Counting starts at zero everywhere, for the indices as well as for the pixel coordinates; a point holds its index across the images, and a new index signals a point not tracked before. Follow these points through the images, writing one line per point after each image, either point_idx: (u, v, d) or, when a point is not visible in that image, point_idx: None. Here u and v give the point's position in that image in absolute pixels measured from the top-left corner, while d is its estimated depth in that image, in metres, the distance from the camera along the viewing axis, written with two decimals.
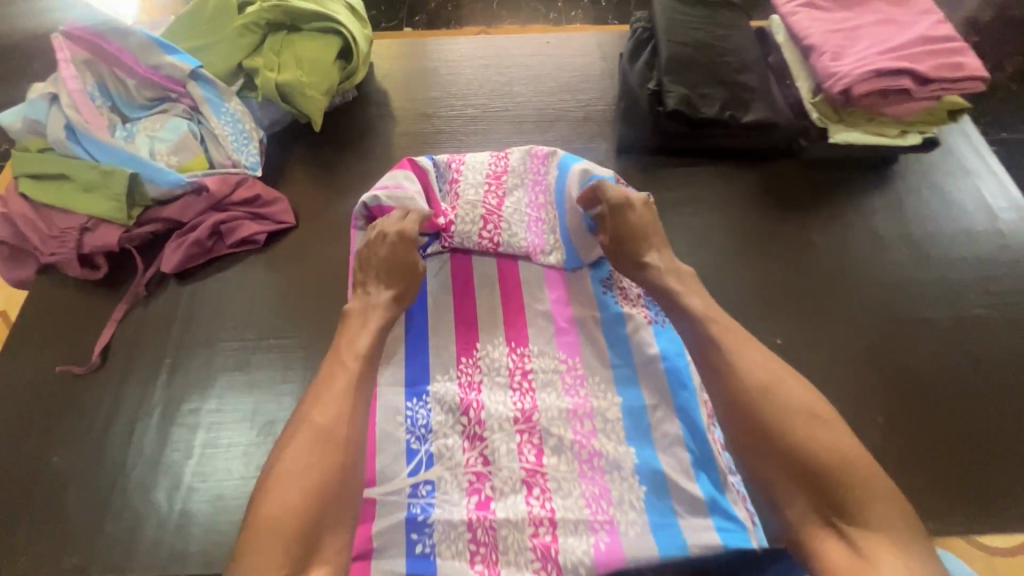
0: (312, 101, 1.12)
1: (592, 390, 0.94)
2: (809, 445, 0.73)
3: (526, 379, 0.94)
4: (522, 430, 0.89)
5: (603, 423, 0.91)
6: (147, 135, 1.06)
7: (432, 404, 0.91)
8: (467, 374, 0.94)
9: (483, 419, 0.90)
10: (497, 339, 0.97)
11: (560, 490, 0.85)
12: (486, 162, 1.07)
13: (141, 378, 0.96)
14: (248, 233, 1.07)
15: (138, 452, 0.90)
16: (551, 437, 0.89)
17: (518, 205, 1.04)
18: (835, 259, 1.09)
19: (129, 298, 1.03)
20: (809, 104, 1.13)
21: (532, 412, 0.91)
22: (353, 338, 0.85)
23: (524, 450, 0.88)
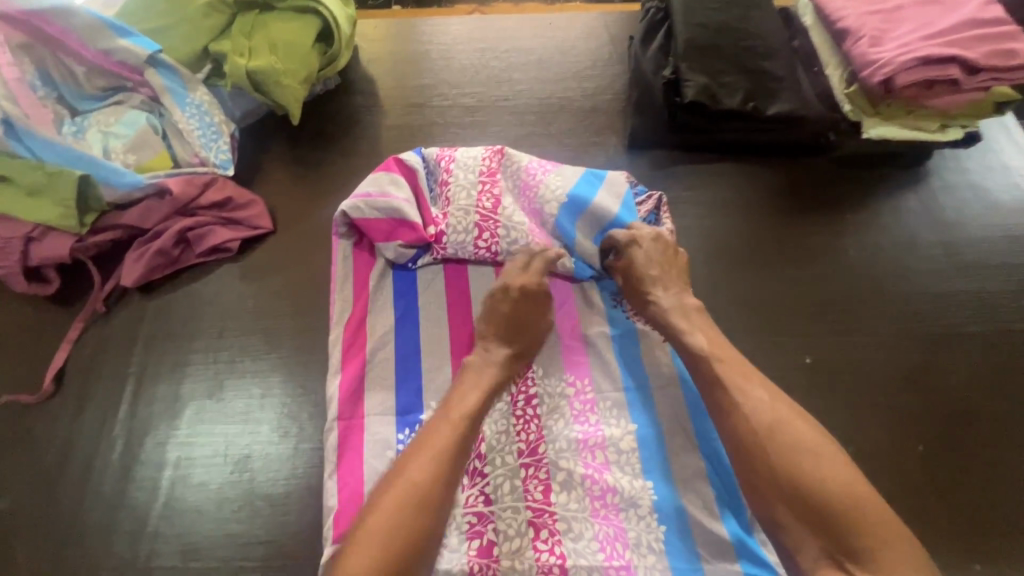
0: (288, 91, 1.00)
1: (603, 416, 0.84)
2: (813, 484, 0.65)
3: (530, 406, 0.84)
4: (527, 464, 0.80)
5: (617, 454, 0.81)
6: (100, 131, 0.94)
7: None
8: None
9: (483, 452, 0.81)
10: None
11: (571, 532, 0.76)
12: (479, 159, 0.96)
13: (100, 409, 0.86)
14: (219, 240, 0.96)
15: (97, 495, 0.80)
16: (559, 471, 0.80)
17: (517, 205, 0.93)
18: (867, 267, 1.00)
19: (85, 316, 0.91)
20: (843, 95, 1.04)
21: (539, 443, 0.82)
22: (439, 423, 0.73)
23: (529, 487, 0.79)
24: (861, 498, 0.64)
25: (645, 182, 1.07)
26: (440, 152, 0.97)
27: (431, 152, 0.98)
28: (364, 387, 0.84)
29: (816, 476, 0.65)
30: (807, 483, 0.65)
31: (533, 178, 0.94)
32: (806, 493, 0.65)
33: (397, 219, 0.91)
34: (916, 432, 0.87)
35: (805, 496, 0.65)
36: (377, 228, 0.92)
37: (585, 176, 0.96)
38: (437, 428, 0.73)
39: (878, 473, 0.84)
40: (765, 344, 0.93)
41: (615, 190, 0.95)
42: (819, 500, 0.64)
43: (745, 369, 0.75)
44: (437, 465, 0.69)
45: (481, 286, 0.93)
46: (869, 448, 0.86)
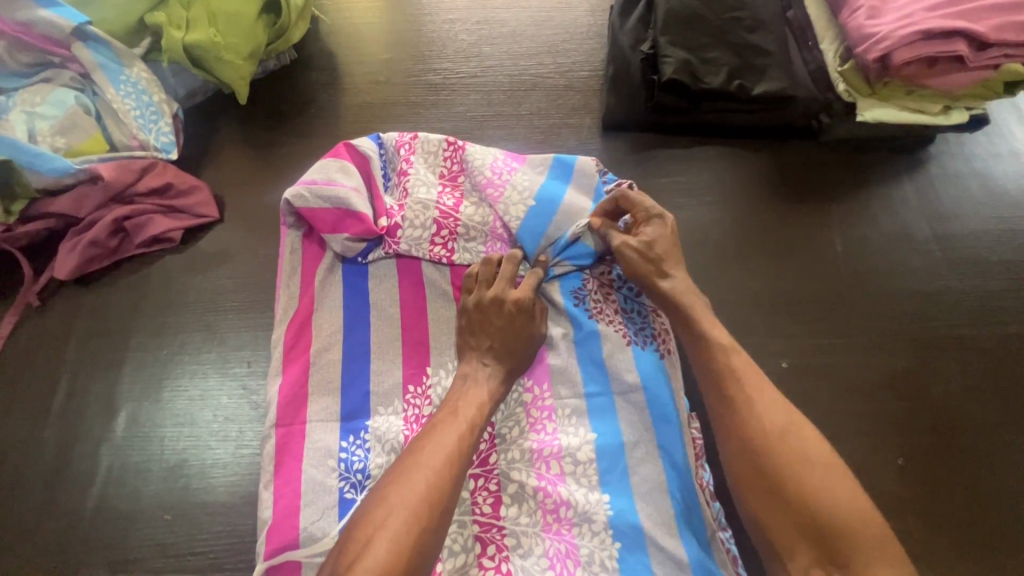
0: (231, 68, 0.93)
1: (560, 424, 0.79)
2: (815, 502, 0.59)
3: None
4: (477, 474, 0.76)
5: (573, 465, 0.76)
6: (25, 111, 0.87)
7: (371, 443, 0.77)
8: (414, 407, 0.80)
9: None
10: (450, 364, 0.83)
11: (519, 548, 0.72)
12: (439, 150, 0.90)
13: (31, 408, 0.81)
14: (158, 230, 0.90)
15: (26, 498, 0.76)
16: (511, 483, 0.75)
17: (480, 204, 0.88)
18: (855, 263, 0.93)
19: (18, 310, 0.86)
20: (835, 73, 0.94)
21: (490, 452, 0.77)
22: (438, 442, 0.67)
23: (478, 500, 0.74)
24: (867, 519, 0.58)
25: (620, 168, 1.00)
26: (397, 139, 0.90)
27: (387, 139, 0.92)
28: (306, 392, 0.80)
29: (820, 492, 0.59)
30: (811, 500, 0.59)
31: (499, 174, 0.88)
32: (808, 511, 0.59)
33: (345, 209, 0.84)
34: (899, 443, 0.81)
35: (809, 512, 0.59)
36: (322, 219, 0.85)
37: (553, 170, 0.90)
38: (435, 447, 0.66)
39: None
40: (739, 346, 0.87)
41: (585, 184, 0.90)
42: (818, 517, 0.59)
43: (749, 373, 0.68)
44: (441, 492, 0.63)
45: (434, 282, 0.88)
46: (845, 460, 0.80)
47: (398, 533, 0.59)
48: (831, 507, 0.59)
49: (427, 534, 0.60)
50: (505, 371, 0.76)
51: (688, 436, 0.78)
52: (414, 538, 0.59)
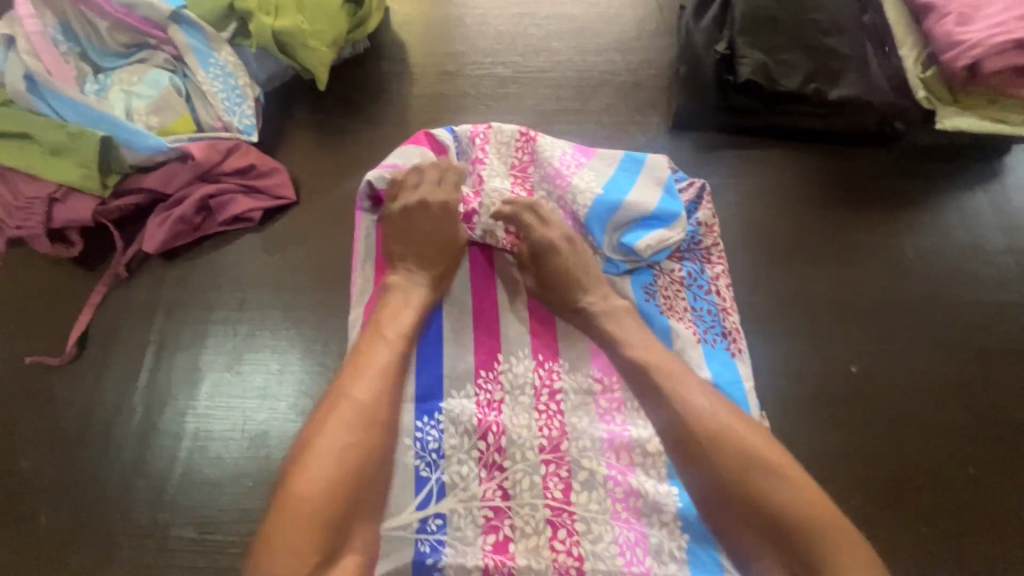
0: (314, 54, 0.95)
1: (629, 416, 0.81)
2: (753, 478, 0.65)
3: (553, 401, 0.81)
4: (548, 460, 0.78)
5: (643, 457, 0.78)
6: (122, 90, 0.91)
7: (445, 424, 0.79)
8: (486, 392, 0.82)
9: (503, 446, 0.78)
10: (521, 353, 0.84)
11: (589, 533, 0.74)
12: (513, 140, 0.91)
13: (120, 374, 0.85)
14: (241, 209, 0.93)
15: (116, 459, 0.80)
16: (582, 471, 0.77)
17: (550, 197, 0.90)
18: (926, 271, 0.92)
19: (108, 281, 0.90)
20: (917, 79, 0.94)
21: (561, 440, 0.79)
22: (377, 382, 0.70)
23: (549, 484, 0.76)
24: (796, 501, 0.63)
25: (689, 167, 1.00)
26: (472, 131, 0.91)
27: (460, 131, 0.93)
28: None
29: (760, 481, 0.64)
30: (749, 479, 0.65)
31: (568, 167, 0.89)
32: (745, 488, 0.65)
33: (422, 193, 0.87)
34: (966, 453, 0.81)
35: (746, 484, 0.65)
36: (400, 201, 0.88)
37: (622, 161, 0.90)
38: (366, 389, 0.70)
39: (921, 495, 0.79)
40: (807, 348, 0.87)
41: (656, 176, 0.88)
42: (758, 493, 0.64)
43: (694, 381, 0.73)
44: (386, 424, 0.69)
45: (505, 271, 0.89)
46: (910, 466, 0.81)
47: (348, 461, 0.65)
48: (767, 484, 0.64)
49: (378, 461, 0.67)
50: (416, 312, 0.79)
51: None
52: (365, 468, 0.65)
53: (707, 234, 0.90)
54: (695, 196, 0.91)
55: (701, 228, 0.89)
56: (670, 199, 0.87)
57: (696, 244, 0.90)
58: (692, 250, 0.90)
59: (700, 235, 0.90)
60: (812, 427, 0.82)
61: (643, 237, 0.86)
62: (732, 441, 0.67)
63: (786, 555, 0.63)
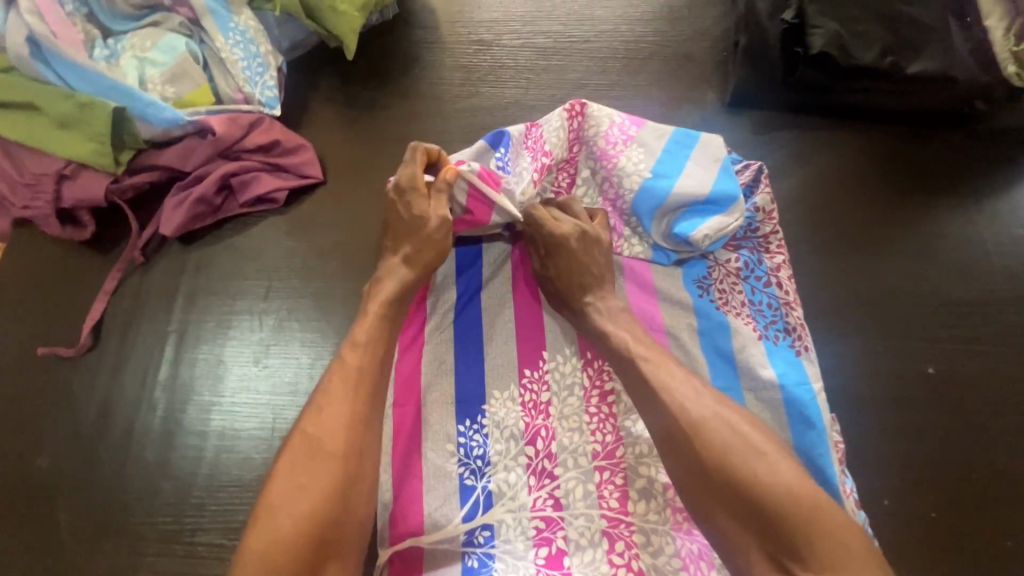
0: (344, 19, 0.87)
1: None
2: (740, 469, 0.57)
3: (605, 403, 0.75)
4: (602, 467, 0.72)
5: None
6: (134, 56, 0.83)
7: (489, 429, 0.73)
8: (532, 393, 0.76)
9: (553, 452, 0.73)
10: (568, 349, 0.78)
11: (649, 546, 0.69)
12: (562, 123, 0.80)
13: (140, 367, 0.80)
14: (264, 189, 0.85)
15: (138, 457, 0.75)
16: (638, 479, 0.71)
17: (590, 182, 0.84)
18: (1009, 265, 0.85)
19: (123, 265, 0.84)
20: (1008, 53, 0.86)
21: (616, 446, 0.73)
22: (333, 409, 0.60)
23: (604, 493, 0.71)
24: (791, 486, 0.56)
25: (749, 150, 0.92)
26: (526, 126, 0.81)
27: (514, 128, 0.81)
28: (421, 371, 0.75)
29: (752, 470, 0.57)
30: (733, 471, 0.58)
31: (614, 144, 0.81)
32: (729, 477, 0.57)
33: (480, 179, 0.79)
34: None
35: (732, 477, 0.57)
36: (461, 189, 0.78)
37: (674, 138, 0.82)
38: (322, 422, 0.60)
39: (1006, 507, 0.73)
40: (878, 346, 0.81)
41: (712, 154, 0.80)
42: (744, 483, 0.57)
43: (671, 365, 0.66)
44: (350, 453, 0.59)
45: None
46: (991, 476, 0.75)
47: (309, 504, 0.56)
48: (754, 471, 0.57)
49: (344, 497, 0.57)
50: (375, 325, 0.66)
51: (832, 441, 0.72)
52: (327, 504, 0.56)
53: (765, 221, 0.81)
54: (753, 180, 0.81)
55: (759, 215, 0.80)
56: (725, 181, 0.79)
57: (754, 231, 0.81)
58: (749, 239, 0.82)
59: (758, 221, 0.81)
60: (882, 434, 0.77)
61: (695, 228, 0.79)
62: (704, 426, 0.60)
63: (773, 548, 0.55)
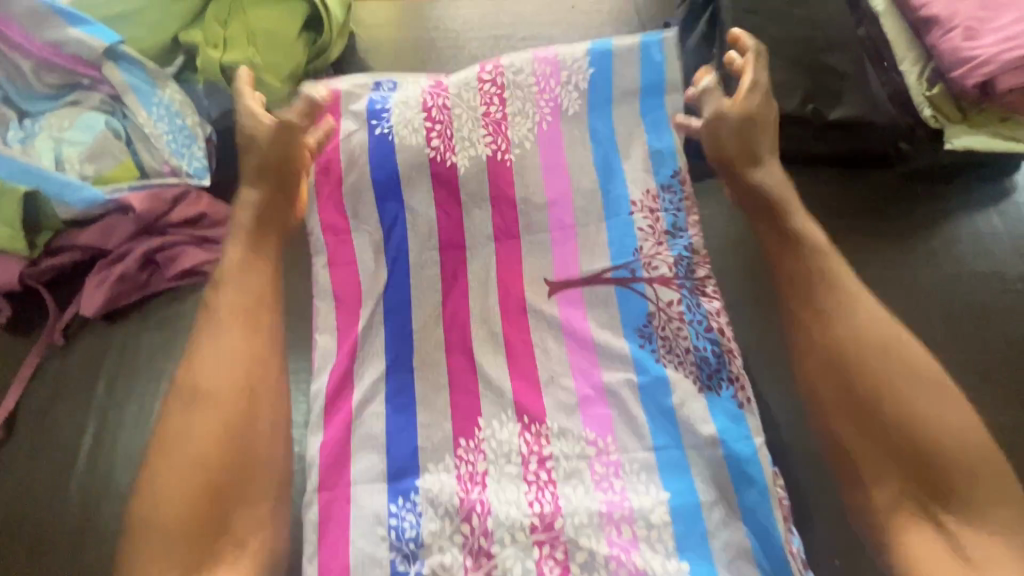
0: (270, 90, 0.87)
1: (628, 480, 0.73)
2: (930, 425, 0.64)
3: (544, 469, 0.73)
4: (541, 541, 0.69)
5: (647, 530, 0.70)
6: (51, 136, 0.81)
7: (423, 507, 0.70)
8: (468, 464, 0.73)
9: (490, 528, 0.69)
10: (505, 415, 0.76)
11: None
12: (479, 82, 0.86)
13: (57, 456, 0.76)
14: (191, 263, 0.83)
15: (50, 556, 0.71)
16: (580, 552, 0.69)
17: (520, 97, 0.87)
18: (945, 304, 0.85)
19: (41, 349, 0.81)
20: (921, 97, 0.86)
21: (554, 517, 0.70)
22: (215, 370, 0.69)
23: (544, 570, 0.68)
24: (971, 442, 0.63)
25: None
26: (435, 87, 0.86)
27: (414, 88, 0.86)
28: (351, 449, 0.73)
29: (930, 414, 0.64)
30: (912, 416, 0.64)
31: (546, 92, 0.87)
32: (927, 447, 0.63)
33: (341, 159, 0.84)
34: None
35: (907, 438, 0.64)
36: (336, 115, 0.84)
37: (591, 101, 0.87)
38: (206, 377, 0.69)
39: None
40: None
41: (627, 111, 0.88)
42: (919, 430, 0.64)
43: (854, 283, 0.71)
44: (236, 394, 0.69)
45: (484, 321, 0.81)
46: None
47: (187, 477, 0.65)
48: (936, 434, 0.64)
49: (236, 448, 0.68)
50: (250, 330, 0.72)
51: (775, 496, 0.71)
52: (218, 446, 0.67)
53: (700, 264, 0.82)
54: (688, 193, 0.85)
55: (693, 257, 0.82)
56: (654, 66, 0.87)
57: (691, 274, 0.81)
58: (687, 281, 0.81)
59: (693, 262, 0.82)
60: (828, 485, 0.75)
61: (618, 179, 0.86)
62: (912, 407, 0.65)
63: (939, 496, 0.63)
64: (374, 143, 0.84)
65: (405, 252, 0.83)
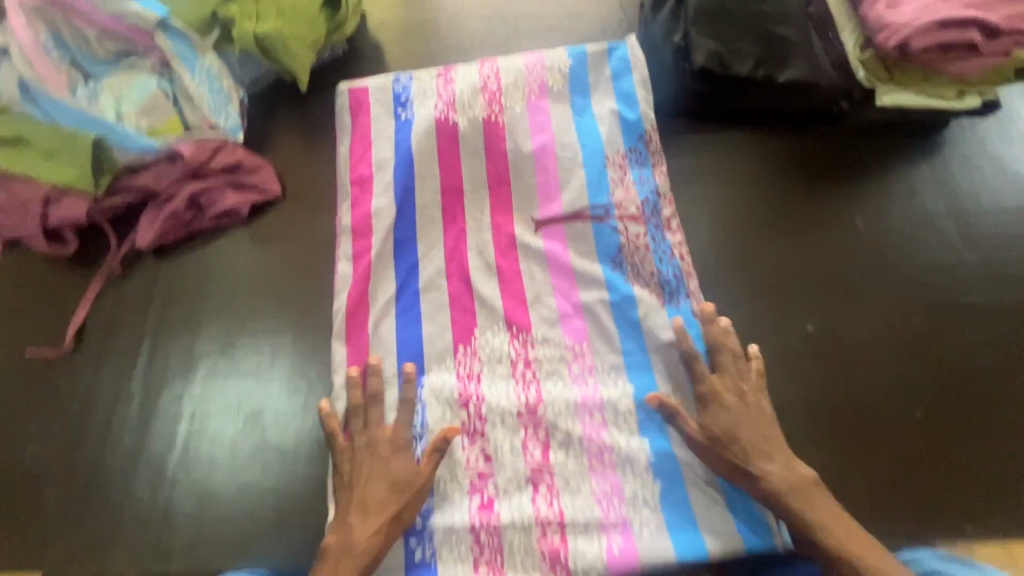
0: (295, 57, 1.01)
1: (600, 378, 0.88)
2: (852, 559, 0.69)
3: (529, 369, 0.88)
4: (526, 424, 0.85)
5: (614, 415, 0.86)
6: (113, 94, 0.95)
7: (428, 397, 0.86)
8: (466, 364, 0.88)
9: (484, 414, 0.86)
10: (497, 326, 0.91)
11: (568, 488, 0.83)
12: (477, 68, 1.04)
13: (120, 363, 0.91)
14: (229, 204, 0.97)
15: (119, 441, 0.86)
16: (558, 432, 0.85)
17: (511, 74, 1.04)
18: (876, 240, 0.99)
19: (103, 278, 0.95)
20: (856, 61, 1.00)
21: (537, 405, 0.86)
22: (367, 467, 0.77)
23: (529, 447, 0.85)
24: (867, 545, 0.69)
25: None
26: (440, 73, 1.03)
27: (425, 77, 1.04)
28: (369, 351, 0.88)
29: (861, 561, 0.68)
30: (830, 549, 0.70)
31: (533, 72, 1.04)
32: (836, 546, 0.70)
33: (365, 135, 1.01)
34: (914, 398, 0.86)
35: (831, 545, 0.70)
36: (363, 100, 1.03)
37: (570, 81, 1.04)
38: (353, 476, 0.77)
39: (879, 440, 0.84)
40: (767, 312, 0.93)
41: (603, 90, 1.04)
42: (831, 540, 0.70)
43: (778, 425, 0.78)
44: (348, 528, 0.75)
45: (479, 254, 0.95)
46: (868, 413, 0.85)
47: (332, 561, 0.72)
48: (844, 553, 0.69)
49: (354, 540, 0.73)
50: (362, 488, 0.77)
51: None
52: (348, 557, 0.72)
53: (665, 205, 0.98)
54: (655, 149, 1.02)
55: (660, 199, 0.98)
56: (620, 61, 1.04)
57: (659, 213, 0.98)
58: (654, 216, 0.97)
59: (661, 205, 0.98)
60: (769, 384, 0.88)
61: (597, 135, 1.01)
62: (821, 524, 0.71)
63: None
64: (392, 123, 1.02)
65: (411, 190, 0.97)
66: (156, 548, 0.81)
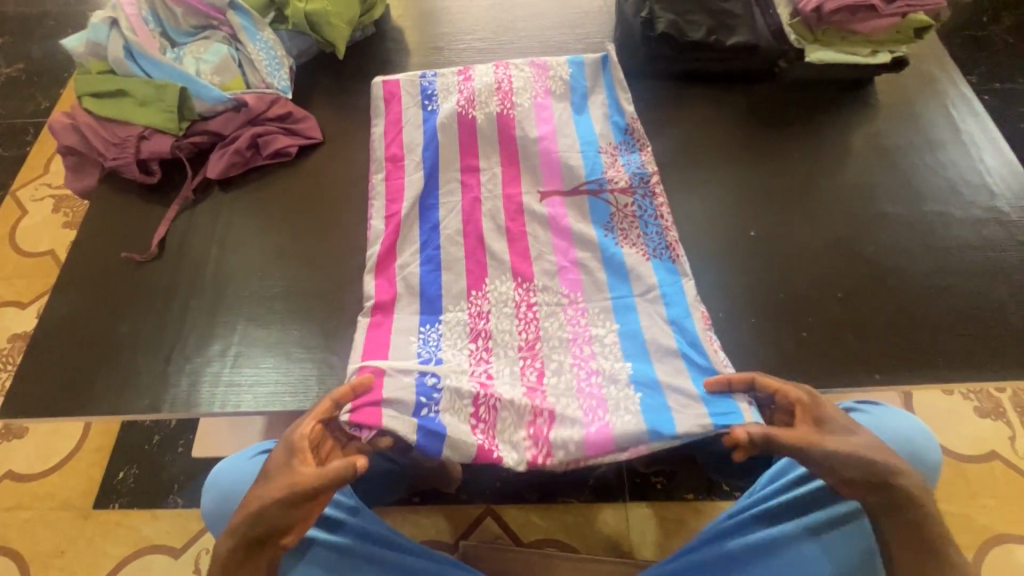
0: (337, 30, 1.27)
1: (592, 317, 1.04)
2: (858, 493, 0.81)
3: (531, 310, 1.05)
4: (525, 356, 1.01)
5: (602, 347, 1.01)
6: (193, 57, 1.20)
7: (443, 330, 1.04)
8: (477, 305, 1.06)
9: (491, 345, 1.02)
10: (505, 275, 1.08)
11: (559, 398, 0.96)
12: (492, 71, 1.25)
13: (192, 266, 1.12)
14: (281, 145, 1.21)
15: (192, 324, 1.06)
16: (552, 362, 1.00)
17: (520, 74, 1.25)
18: (811, 168, 1.19)
19: (178, 203, 1.17)
20: (788, 26, 1.27)
21: (535, 341, 1.02)
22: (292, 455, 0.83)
23: (526, 372, 0.99)
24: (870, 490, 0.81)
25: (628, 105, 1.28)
26: (460, 72, 1.25)
27: (449, 76, 1.26)
28: (395, 290, 1.07)
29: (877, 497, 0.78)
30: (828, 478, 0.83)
31: (536, 76, 1.25)
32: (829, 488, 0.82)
33: (399, 123, 1.23)
34: (836, 284, 1.05)
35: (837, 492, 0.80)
36: (394, 94, 1.25)
37: (571, 88, 1.26)
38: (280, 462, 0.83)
39: (808, 316, 1.03)
40: (719, 225, 1.14)
41: (596, 95, 1.27)
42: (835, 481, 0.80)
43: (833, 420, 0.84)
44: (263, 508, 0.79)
45: (491, 218, 1.14)
46: (800, 297, 1.05)
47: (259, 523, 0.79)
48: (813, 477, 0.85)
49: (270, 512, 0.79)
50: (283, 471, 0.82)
51: (697, 313, 1.02)
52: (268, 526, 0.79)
53: (651, 175, 1.17)
54: (640, 137, 1.22)
55: (647, 172, 1.17)
56: (607, 75, 1.27)
57: (645, 182, 1.16)
58: (643, 186, 1.16)
59: (648, 176, 1.16)
60: (719, 276, 1.08)
61: (592, 128, 1.22)
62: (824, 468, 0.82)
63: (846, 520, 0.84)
64: (421, 116, 1.23)
65: (436, 169, 1.17)
66: (221, 401, 0.99)
